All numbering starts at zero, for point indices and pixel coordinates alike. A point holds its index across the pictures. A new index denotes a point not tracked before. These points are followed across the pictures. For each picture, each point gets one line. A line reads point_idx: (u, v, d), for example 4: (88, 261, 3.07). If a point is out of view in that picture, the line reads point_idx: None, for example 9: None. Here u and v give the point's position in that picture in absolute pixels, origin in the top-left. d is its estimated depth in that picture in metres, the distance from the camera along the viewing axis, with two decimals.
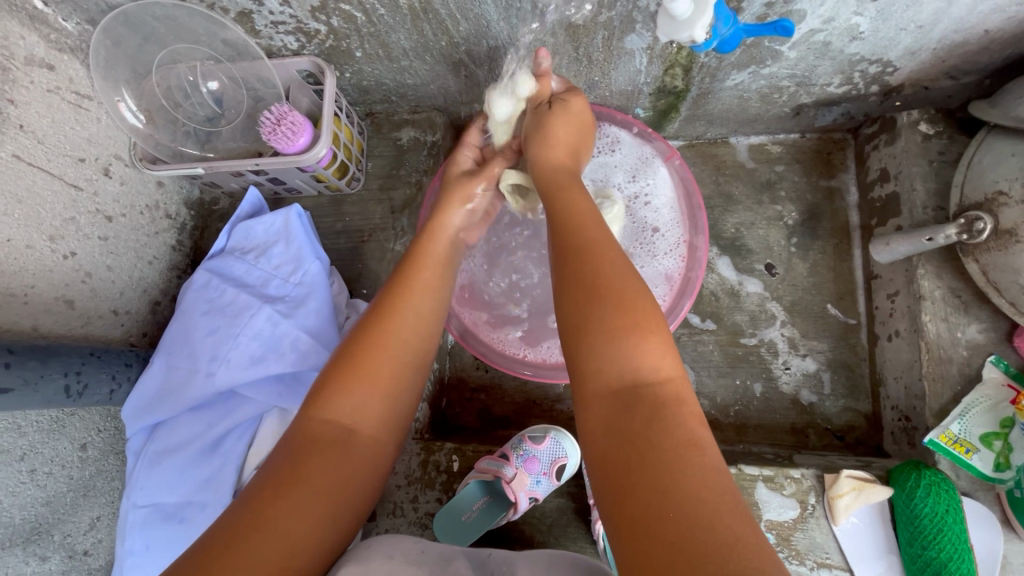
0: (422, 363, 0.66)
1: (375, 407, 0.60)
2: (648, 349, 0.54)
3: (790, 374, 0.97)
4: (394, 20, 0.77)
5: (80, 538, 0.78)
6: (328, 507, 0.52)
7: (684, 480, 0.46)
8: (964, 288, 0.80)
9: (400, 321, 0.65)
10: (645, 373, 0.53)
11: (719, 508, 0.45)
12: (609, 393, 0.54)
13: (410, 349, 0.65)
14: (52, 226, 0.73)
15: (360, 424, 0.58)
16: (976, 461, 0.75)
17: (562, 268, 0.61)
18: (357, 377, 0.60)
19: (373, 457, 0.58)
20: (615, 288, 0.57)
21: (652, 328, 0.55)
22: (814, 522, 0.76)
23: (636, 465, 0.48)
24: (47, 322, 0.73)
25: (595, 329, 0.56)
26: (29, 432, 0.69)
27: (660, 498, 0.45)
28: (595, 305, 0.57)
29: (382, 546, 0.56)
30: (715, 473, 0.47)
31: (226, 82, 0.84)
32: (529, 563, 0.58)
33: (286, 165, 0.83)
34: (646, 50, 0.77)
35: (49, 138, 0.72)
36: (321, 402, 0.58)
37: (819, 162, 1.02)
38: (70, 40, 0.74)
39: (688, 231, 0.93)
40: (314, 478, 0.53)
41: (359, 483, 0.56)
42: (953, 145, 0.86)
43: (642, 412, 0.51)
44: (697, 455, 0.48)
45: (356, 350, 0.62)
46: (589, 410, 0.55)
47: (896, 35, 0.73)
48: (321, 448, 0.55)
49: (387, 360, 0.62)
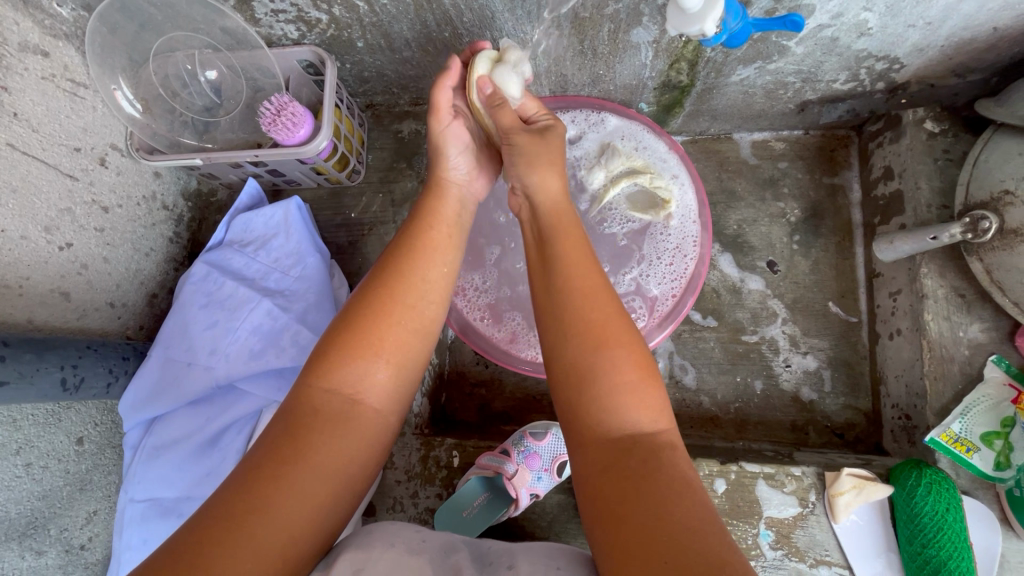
0: (433, 330, 0.63)
1: (380, 380, 0.58)
2: (642, 394, 0.56)
3: (791, 371, 0.97)
4: (397, 11, 0.75)
5: (77, 532, 0.78)
6: (329, 482, 0.52)
7: (675, 513, 0.48)
8: (967, 287, 0.80)
9: (405, 289, 0.62)
10: (636, 419, 0.55)
11: (708, 537, 0.46)
12: (601, 437, 0.54)
13: (417, 316, 0.62)
14: (47, 217, 0.72)
15: (363, 399, 0.57)
16: (976, 460, 0.75)
17: (557, 306, 0.61)
18: (363, 352, 0.58)
19: (376, 431, 0.57)
20: (610, 332, 0.58)
21: (645, 374, 0.57)
22: (814, 520, 0.77)
23: (631, 500, 0.49)
24: (43, 315, 0.72)
25: (593, 375, 0.56)
26: (25, 426, 0.68)
27: (655, 530, 0.47)
28: (586, 351, 0.57)
29: (384, 534, 0.56)
30: (702, 506, 0.49)
31: (225, 71, 0.82)
32: (529, 557, 0.56)
33: (286, 157, 0.82)
34: (651, 44, 0.77)
35: (44, 127, 0.71)
36: (323, 374, 0.57)
37: (823, 160, 1.01)
38: (65, 26, 0.72)
39: (695, 227, 0.91)
40: (314, 457, 0.52)
41: (362, 458, 0.55)
42: (958, 144, 0.85)
43: (634, 454, 0.52)
44: (686, 491, 0.50)
45: (357, 321, 0.59)
46: (580, 447, 0.56)
47: (904, 32, 0.73)
48: (321, 423, 0.54)
49: (392, 328, 0.60)
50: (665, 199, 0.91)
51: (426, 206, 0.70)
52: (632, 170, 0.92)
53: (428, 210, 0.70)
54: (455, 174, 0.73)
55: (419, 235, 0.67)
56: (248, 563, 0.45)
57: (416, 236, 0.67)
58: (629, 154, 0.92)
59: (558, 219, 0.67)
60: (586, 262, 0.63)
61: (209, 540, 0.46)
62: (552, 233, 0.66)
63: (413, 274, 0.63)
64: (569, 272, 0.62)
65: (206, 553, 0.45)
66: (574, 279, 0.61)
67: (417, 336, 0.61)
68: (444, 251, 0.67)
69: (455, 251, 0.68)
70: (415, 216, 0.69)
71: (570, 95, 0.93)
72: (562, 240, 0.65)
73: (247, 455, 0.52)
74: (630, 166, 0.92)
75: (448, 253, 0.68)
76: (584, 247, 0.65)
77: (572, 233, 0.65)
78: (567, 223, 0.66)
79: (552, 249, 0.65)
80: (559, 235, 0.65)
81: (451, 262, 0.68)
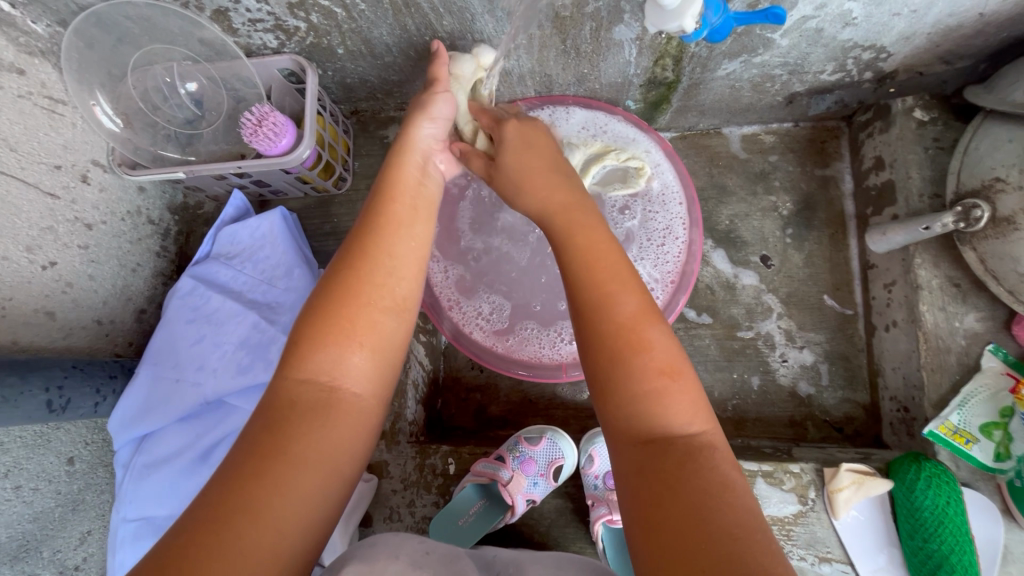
0: (406, 305, 0.62)
1: (357, 364, 0.57)
2: (679, 392, 0.54)
3: (787, 367, 0.96)
4: (376, 16, 0.75)
5: (70, 553, 0.77)
6: (314, 472, 0.51)
7: (717, 520, 0.46)
8: (962, 277, 0.79)
9: (373, 271, 0.61)
10: (674, 419, 0.53)
11: (753, 546, 0.45)
12: (636, 437, 0.52)
13: (386, 296, 0.61)
14: (28, 236, 0.71)
15: (338, 384, 0.56)
16: (976, 451, 0.74)
17: (594, 303, 0.58)
18: (337, 335, 0.57)
19: (358, 416, 0.56)
20: (642, 329, 0.56)
21: (680, 372, 0.55)
22: (814, 517, 0.76)
23: (670, 505, 0.47)
24: (28, 335, 0.71)
25: (625, 373, 0.54)
26: (13, 448, 0.67)
27: (696, 539, 0.45)
28: (625, 347, 0.55)
29: (387, 547, 0.55)
30: (747, 512, 0.47)
31: (205, 83, 0.82)
32: (539, 568, 0.56)
33: (270, 167, 0.81)
34: (635, 41, 0.76)
35: (22, 145, 0.70)
36: (296, 364, 0.55)
37: (813, 151, 1.00)
38: (40, 43, 0.72)
39: (684, 224, 0.90)
40: (296, 446, 0.51)
41: (347, 445, 0.54)
42: (949, 131, 0.84)
43: (674, 457, 0.50)
44: (729, 496, 0.48)
45: (327, 306, 0.58)
46: (615, 448, 0.53)
47: (889, 20, 0.72)
48: (300, 414, 0.53)
49: (361, 309, 0.58)
50: (638, 165, 0.90)
51: (385, 180, 0.68)
52: (593, 155, 0.90)
53: (391, 186, 0.67)
54: (419, 142, 0.71)
55: (384, 212, 0.65)
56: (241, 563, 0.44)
57: (382, 215, 0.65)
58: (586, 142, 0.91)
59: (574, 215, 0.66)
60: (613, 258, 0.61)
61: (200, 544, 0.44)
62: (569, 228, 0.65)
63: (381, 254, 0.62)
64: (598, 272, 0.60)
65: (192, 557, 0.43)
66: (603, 276, 0.59)
67: (390, 315, 0.60)
68: (411, 226, 0.66)
69: (423, 228, 0.67)
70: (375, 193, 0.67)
71: (552, 95, 0.92)
72: (590, 238, 0.63)
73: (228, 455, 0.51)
74: (591, 152, 0.90)
75: (416, 229, 0.66)
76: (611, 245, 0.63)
77: (599, 233, 0.64)
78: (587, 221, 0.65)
79: (572, 243, 0.63)
80: (579, 230, 0.64)
81: (417, 237, 0.66)
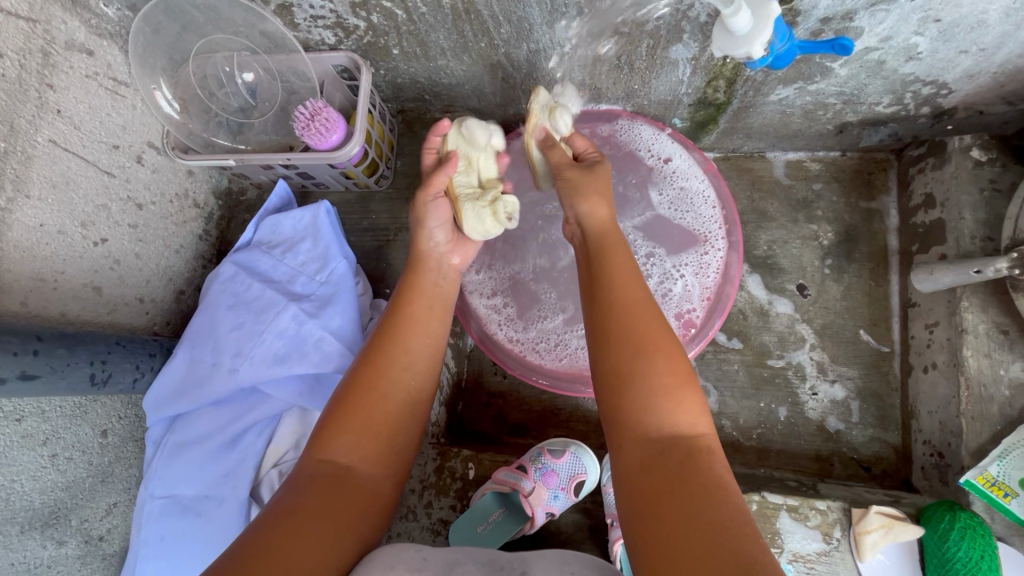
0: (417, 395, 0.67)
1: (375, 443, 0.62)
2: (682, 398, 0.55)
3: (817, 400, 0.94)
4: (435, 20, 0.75)
5: (96, 524, 0.79)
6: (333, 534, 0.53)
7: (709, 513, 0.47)
8: (1011, 324, 0.77)
9: (393, 361, 0.66)
10: (676, 419, 0.54)
11: (748, 541, 0.45)
12: (641, 437, 0.54)
13: (403, 385, 0.66)
14: (84, 212, 0.73)
15: (358, 462, 0.60)
16: (1014, 506, 0.71)
17: (608, 311, 0.60)
18: (360, 420, 0.62)
19: (373, 492, 0.59)
20: (652, 338, 0.58)
21: (685, 380, 0.56)
22: (838, 557, 0.74)
23: (664, 498, 0.49)
24: (75, 309, 0.73)
25: (633, 378, 0.56)
26: (53, 417, 0.69)
27: (695, 533, 0.46)
28: (622, 348, 0.58)
29: (384, 558, 0.53)
30: (740, 509, 0.48)
31: (262, 74, 0.83)
32: (541, 570, 0.54)
33: (317, 161, 0.82)
34: (690, 61, 0.75)
35: (85, 124, 0.72)
36: (322, 445, 0.60)
37: (859, 183, 0.98)
38: (110, 26, 0.74)
39: (722, 251, 0.90)
40: (318, 512, 0.54)
41: (362, 513, 0.57)
42: (1006, 174, 0.82)
43: (670, 456, 0.52)
44: (724, 496, 0.49)
45: (353, 392, 0.63)
46: (620, 450, 0.55)
47: (956, 58, 0.70)
48: (325, 487, 0.56)
49: (380, 397, 0.63)
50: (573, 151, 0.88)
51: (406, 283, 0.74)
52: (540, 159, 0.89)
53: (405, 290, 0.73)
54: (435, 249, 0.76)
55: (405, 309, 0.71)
56: None
57: (399, 317, 0.71)
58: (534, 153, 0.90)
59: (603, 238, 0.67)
60: (626, 272, 0.63)
61: None
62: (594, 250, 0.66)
63: (398, 346, 0.67)
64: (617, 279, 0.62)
65: None
66: (617, 288, 0.62)
67: (407, 405, 0.65)
68: (427, 324, 0.71)
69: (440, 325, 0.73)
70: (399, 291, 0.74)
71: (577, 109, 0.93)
72: (613, 253, 0.65)
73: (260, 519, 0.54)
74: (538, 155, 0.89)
75: (434, 326, 0.72)
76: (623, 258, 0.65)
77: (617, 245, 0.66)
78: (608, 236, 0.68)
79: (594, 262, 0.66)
80: (603, 253, 0.65)
81: (435, 333, 0.71)
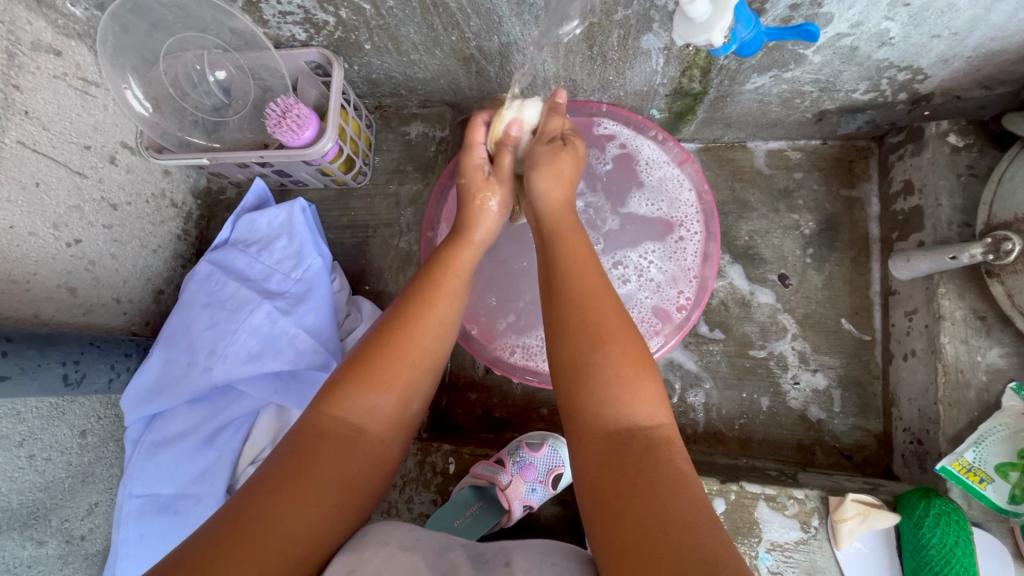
0: (433, 360, 0.62)
1: (385, 402, 0.57)
2: (641, 391, 0.53)
3: (799, 389, 0.94)
4: (404, 14, 0.75)
5: (77, 523, 0.79)
6: (327, 498, 0.50)
7: (674, 510, 0.45)
8: (987, 310, 0.76)
9: (413, 317, 0.61)
10: (634, 414, 0.52)
11: (708, 536, 0.44)
12: (598, 432, 0.52)
13: (420, 342, 0.61)
14: (56, 214, 0.73)
15: (366, 417, 0.56)
16: (989, 491, 0.72)
17: (566, 310, 0.59)
18: (371, 373, 0.57)
19: (373, 457, 0.55)
20: (608, 331, 0.56)
21: (644, 370, 0.54)
22: (815, 545, 0.74)
23: (627, 494, 0.47)
24: (49, 310, 0.73)
25: (590, 371, 0.55)
26: (29, 418, 0.69)
27: (652, 524, 0.44)
28: (577, 344, 0.56)
29: (378, 533, 0.53)
30: (700, 502, 0.47)
31: (234, 71, 0.82)
32: (526, 553, 0.52)
33: (291, 158, 0.82)
34: (662, 51, 0.74)
35: (55, 125, 0.72)
36: (332, 398, 0.56)
37: (840, 171, 0.98)
38: (78, 26, 0.73)
39: (701, 239, 0.90)
40: (316, 468, 0.51)
41: (360, 478, 0.54)
42: (984, 159, 0.82)
43: (631, 449, 0.50)
44: (684, 489, 0.47)
45: (370, 347, 0.59)
46: (580, 447, 0.53)
47: (928, 42, 0.69)
48: (326, 442, 0.53)
49: (396, 353, 0.59)
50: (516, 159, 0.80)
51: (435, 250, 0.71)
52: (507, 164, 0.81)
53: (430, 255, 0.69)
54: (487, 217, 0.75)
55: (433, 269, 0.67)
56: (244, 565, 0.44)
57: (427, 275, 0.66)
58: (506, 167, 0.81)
59: (561, 223, 0.68)
60: (583, 260, 0.63)
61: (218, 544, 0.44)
62: (553, 239, 0.66)
63: (420, 303, 0.63)
64: (573, 273, 0.61)
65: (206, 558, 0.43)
66: (574, 281, 0.61)
67: (420, 362, 0.61)
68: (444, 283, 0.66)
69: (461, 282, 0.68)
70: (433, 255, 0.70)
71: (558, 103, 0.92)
72: (565, 242, 0.65)
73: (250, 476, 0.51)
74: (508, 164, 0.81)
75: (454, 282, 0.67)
76: (580, 248, 0.64)
77: (572, 235, 0.66)
78: (564, 228, 0.68)
79: (555, 251, 0.65)
80: (559, 239, 0.66)
81: (455, 291, 0.67)
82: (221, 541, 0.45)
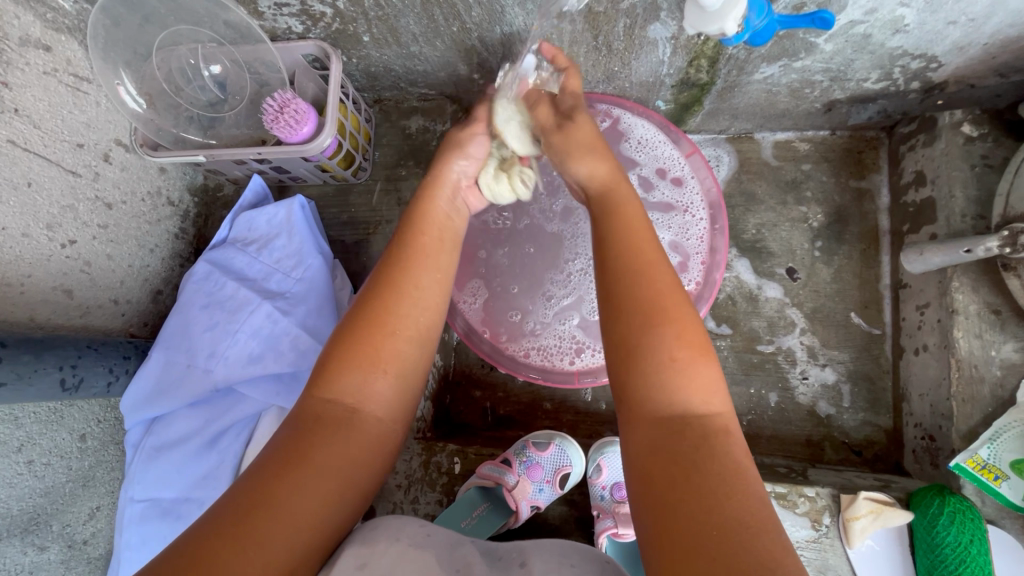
0: (427, 338, 0.60)
1: (384, 387, 0.56)
2: (698, 377, 0.51)
3: (808, 385, 0.93)
4: (403, 4, 0.73)
5: (79, 528, 0.78)
6: (335, 486, 0.49)
7: (728, 507, 0.44)
8: (1002, 304, 0.75)
9: (404, 296, 0.59)
10: (691, 400, 0.50)
11: (764, 535, 0.42)
12: (651, 416, 0.51)
13: (414, 323, 0.59)
14: (49, 214, 0.71)
15: (365, 403, 0.54)
16: (1005, 489, 0.70)
17: (618, 289, 0.56)
18: (367, 357, 0.55)
19: (381, 443, 0.54)
20: (664, 312, 0.54)
21: (700, 353, 0.52)
22: (826, 543, 0.74)
23: (678, 487, 0.46)
24: (45, 312, 0.71)
25: (638, 354, 0.53)
26: (27, 423, 0.68)
27: (705, 521, 0.43)
28: (632, 323, 0.54)
29: (388, 528, 0.52)
30: (759, 499, 0.45)
31: (229, 66, 0.80)
32: (542, 553, 0.51)
33: (290, 155, 0.80)
34: (669, 40, 0.72)
35: (46, 123, 0.70)
36: (325, 383, 0.54)
37: (849, 162, 0.96)
38: (68, 19, 0.71)
39: (708, 229, 0.88)
40: (319, 457, 0.49)
41: (369, 467, 0.52)
42: (998, 149, 0.80)
43: (686, 438, 0.48)
44: (740, 484, 0.45)
45: (358, 327, 0.57)
46: (631, 431, 0.52)
47: (944, 29, 0.67)
48: (326, 429, 0.51)
49: (389, 336, 0.57)
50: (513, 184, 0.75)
51: (415, 209, 0.67)
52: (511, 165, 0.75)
53: (421, 221, 0.66)
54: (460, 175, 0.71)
55: (417, 240, 0.64)
56: (252, 557, 0.43)
57: (419, 247, 0.63)
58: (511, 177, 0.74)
59: (611, 199, 0.64)
60: (643, 234, 0.60)
61: (223, 538, 0.43)
62: (601, 218, 0.63)
63: (410, 283, 0.60)
64: (626, 247, 0.59)
65: (211, 552, 0.42)
66: (628, 255, 0.58)
67: (417, 344, 0.59)
68: (438, 255, 0.64)
69: (451, 257, 0.66)
70: (406, 219, 0.66)
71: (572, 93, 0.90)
72: (615, 211, 0.62)
73: (251, 465, 0.50)
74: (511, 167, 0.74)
75: (444, 258, 0.65)
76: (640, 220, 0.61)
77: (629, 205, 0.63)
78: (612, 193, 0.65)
79: (605, 223, 0.62)
80: (606, 210, 0.63)
81: (447, 268, 0.64)
82: (226, 534, 0.44)
